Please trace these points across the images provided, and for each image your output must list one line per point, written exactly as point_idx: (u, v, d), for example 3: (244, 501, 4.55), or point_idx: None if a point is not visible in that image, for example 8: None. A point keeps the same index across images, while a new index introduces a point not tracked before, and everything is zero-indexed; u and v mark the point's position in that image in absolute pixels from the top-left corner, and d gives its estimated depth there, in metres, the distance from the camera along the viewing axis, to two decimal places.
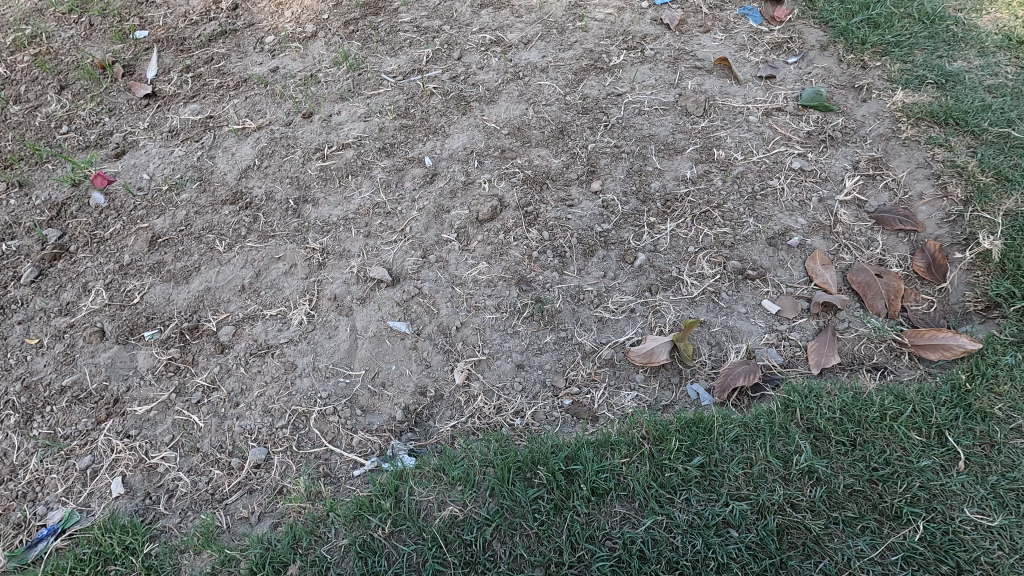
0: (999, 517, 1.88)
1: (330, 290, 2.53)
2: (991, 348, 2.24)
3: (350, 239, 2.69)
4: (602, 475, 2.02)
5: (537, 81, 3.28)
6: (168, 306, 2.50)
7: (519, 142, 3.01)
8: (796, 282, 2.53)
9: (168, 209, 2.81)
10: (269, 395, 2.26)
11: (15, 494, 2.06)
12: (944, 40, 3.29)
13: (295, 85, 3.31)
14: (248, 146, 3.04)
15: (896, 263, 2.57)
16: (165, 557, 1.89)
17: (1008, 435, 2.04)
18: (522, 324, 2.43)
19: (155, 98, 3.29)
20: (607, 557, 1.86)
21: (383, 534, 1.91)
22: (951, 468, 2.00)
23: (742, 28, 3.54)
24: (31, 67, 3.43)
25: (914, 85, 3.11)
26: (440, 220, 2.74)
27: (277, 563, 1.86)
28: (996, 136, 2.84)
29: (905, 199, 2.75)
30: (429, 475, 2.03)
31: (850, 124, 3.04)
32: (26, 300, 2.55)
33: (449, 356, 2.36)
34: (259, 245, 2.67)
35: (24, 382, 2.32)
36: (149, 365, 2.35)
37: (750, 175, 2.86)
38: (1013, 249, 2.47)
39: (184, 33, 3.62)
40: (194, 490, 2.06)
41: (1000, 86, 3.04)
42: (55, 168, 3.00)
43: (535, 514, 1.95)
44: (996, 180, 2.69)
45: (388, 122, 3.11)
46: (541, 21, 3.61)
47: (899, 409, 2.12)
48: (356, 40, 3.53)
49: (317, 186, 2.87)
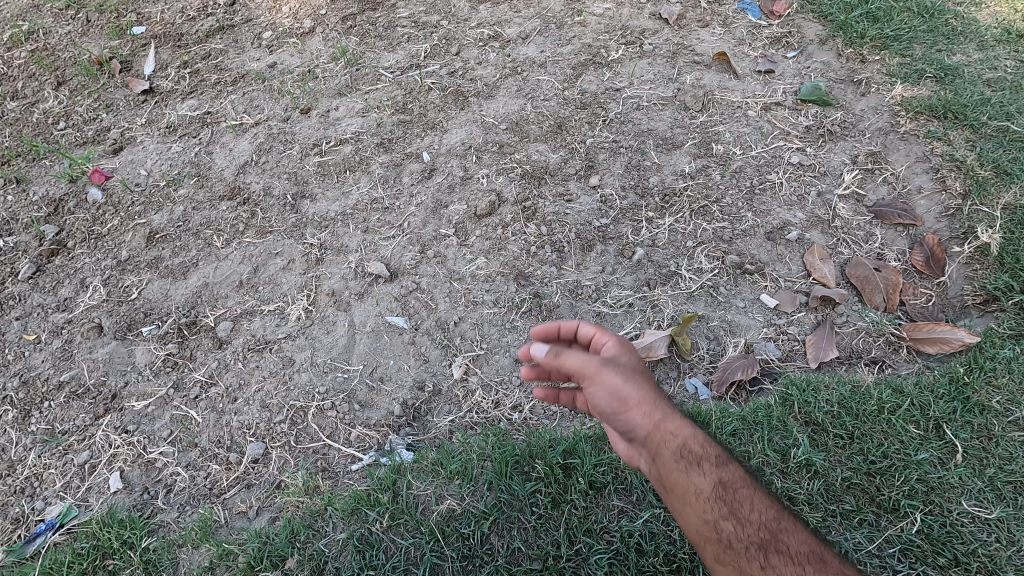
0: (996, 509, 1.88)
1: (328, 286, 2.53)
2: (990, 341, 2.24)
3: (348, 234, 2.69)
4: (600, 468, 2.02)
5: (535, 77, 3.27)
6: (166, 302, 2.50)
7: (517, 137, 3.00)
8: (794, 277, 2.52)
9: (166, 205, 2.81)
10: (267, 390, 2.26)
11: (14, 489, 2.07)
12: (943, 34, 3.28)
13: (293, 81, 3.30)
14: (245, 142, 3.04)
15: (895, 256, 2.56)
16: (164, 551, 1.89)
17: (1006, 428, 2.05)
18: (521, 319, 2.44)
19: (152, 95, 3.28)
20: (604, 550, 1.87)
21: (381, 528, 1.91)
22: (949, 460, 1.99)
23: (741, 23, 3.53)
24: (28, 63, 3.43)
25: (913, 78, 3.10)
26: (438, 215, 2.73)
27: (276, 556, 1.86)
28: (995, 130, 2.84)
29: (904, 193, 2.74)
30: (427, 469, 2.03)
31: (848, 118, 3.03)
32: (24, 296, 2.55)
33: (447, 352, 2.36)
34: (256, 241, 2.67)
35: (23, 377, 2.32)
36: (147, 360, 2.35)
37: (748, 170, 2.86)
38: (1011, 242, 2.47)
39: (181, 29, 3.61)
40: (193, 485, 2.06)
41: (999, 80, 3.03)
42: (52, 164, 3.00)
43: (533, 508, 1.95)
44: (995, 174, 2.68)
45: (385, 118, 3.10)
46: (539, 16, 3.61)
47: (896, 402, 2.12)
48: (354, 35, 3.53)
49: (315, 182, 2.87)
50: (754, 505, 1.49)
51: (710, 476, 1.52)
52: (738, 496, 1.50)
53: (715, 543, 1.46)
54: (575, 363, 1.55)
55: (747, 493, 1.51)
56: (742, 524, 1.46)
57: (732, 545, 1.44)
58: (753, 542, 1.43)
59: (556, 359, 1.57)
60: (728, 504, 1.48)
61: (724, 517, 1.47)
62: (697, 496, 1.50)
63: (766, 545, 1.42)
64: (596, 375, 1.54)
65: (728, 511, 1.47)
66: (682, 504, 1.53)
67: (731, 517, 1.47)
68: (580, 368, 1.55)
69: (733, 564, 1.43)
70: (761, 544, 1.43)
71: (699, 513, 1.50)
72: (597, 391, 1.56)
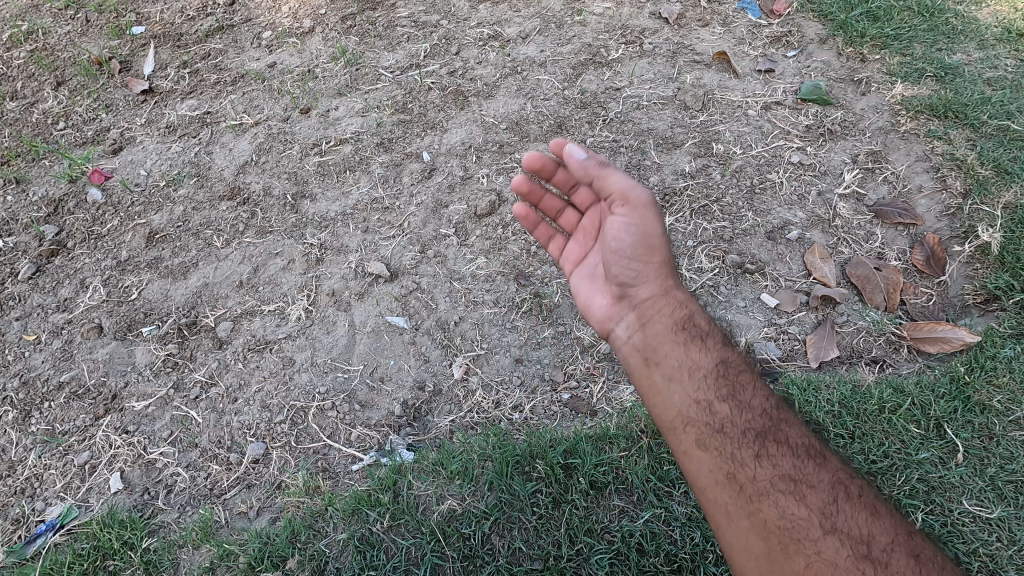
0: (997, 509, 1.89)
1: (328, 286, 2.52)
2: (990, 340, 2.24)
3: (348, 234, 2.68)
4: (601, 468, 2.01)
5: (535, 76, 3.27)
6: (166, 302, 2.50)
7: (517, 136, 3.00)
8: (795, 276, 2.52)
9: (166, 205, 2.81)
10: (268, 390, 2.26)
11: (15, 490, 2.07)
12: (943, 34, 3.28)
13: (292, 81, 3.30)
14: (245, 142, 3.03)
15: (895, 256, 2.55)
16: (165, 551, 1.89)
17: (1007, 427, 2.05)
18: (521, 319, 2.43)
19: (151, 95, 3.28)
20: (605, 550, 1.87)
21: (381, 528, 1.91)
22: (950, 460, 2.00)
23: (741, 22, 3.53)
24: (28, 64, 3.42)
25: (914, 77, 3.10)
26: (438, 215, 2.73)
27: (276, 557, 1.86)
28: (995, 129, 2.84)
29: (904, 192, 2.74)
30: (428, 469, 2.03)
31: (849, 118, 3.03)
32: (24, 296, 2.55)
33: (447, 351, 2.35)
34: (256, 241, 2.67)
35: (23, 378, 2.32)
36: (147, 360, 2.35)
37: (749, 169, 2.85)
38: (1012, 242, 2.47)
39: (180, 29, 3.61)
40: (193, 485, 2.06)
41: (1000, 79, 3.03)
42: (52, 164, 2.99)
43: (534, 508, 1.95)
44: (996, 173, 2.68)
45: (385, 117, 3.10)
46: (539, 15, 3.60)
47: (897, 401, 2.12)
48: (353, 35, 3.52)
49: (315, 182, 2.86)
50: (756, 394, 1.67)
51: (710, 355, 1.73)
52: (739, 377, 1.70)
53: (703, 422, 1.63)
54: (617, 188, 1.71)
55: (751, 382, 1.69)
56: (742, 405, 1.64)
57: (722, 426, 1.61)
58: (744, 427, 1.61)
59: (603, 180, 1.72)
60: (727, 387, 1.67)
61: (726, 398, 1.65)
62: (692, 375, 1.70)
63: (762, 433, 1.60)
64: (637, 203, 1.70)
65: (726, 394, 1.66)
66: (673, 380, 1.71)
67: (729, 399, 1.65)
68: (625, 192, 1.70)
69: (715, 445, 1.59)
70: (758, 430, 1.61)
71: (688, 390, 1.68)
72: (630, 220, 1.72)
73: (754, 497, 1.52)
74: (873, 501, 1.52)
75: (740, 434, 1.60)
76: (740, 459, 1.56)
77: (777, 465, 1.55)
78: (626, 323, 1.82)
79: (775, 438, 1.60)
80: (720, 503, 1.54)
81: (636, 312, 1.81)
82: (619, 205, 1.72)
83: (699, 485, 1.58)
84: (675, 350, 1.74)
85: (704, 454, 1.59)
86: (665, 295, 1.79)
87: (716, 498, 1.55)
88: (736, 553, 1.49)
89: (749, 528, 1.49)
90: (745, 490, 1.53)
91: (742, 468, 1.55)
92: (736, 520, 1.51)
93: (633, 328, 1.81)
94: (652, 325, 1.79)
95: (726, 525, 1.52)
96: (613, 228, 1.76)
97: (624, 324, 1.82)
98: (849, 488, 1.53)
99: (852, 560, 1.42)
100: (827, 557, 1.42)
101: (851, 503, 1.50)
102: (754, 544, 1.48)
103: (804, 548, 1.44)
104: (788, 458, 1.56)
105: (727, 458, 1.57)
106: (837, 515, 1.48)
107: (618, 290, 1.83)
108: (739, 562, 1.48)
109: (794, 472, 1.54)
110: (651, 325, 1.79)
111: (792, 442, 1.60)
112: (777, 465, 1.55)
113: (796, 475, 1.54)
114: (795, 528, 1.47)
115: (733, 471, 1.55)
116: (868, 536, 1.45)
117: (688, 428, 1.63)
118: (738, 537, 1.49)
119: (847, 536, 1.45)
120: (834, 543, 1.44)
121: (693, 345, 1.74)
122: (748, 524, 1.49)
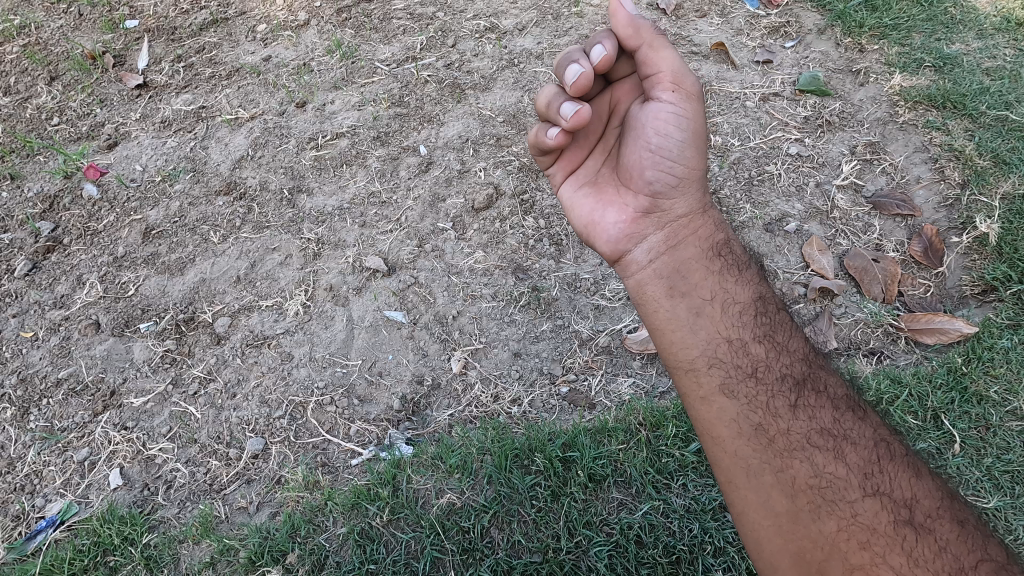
0: (994, 499, 1.91)
1: (326, 281, 2.52)
2: (988, 331, 2.25)
3: (344, 229, 2.67)
4: (599, 461, 2.01)
5: (532, 68, 3.25)
6: (162, 298, 2.49)
7: (514, 129, 2.99)
8: (793, 268, 2.52)
9: (162, 201, 2.80)
10: (266, 386, 2.26)
11: (14, 486, 2.07)
12: (942, 23, 3.27)
13: (287, 74, 3.27)
14: (240, 136, 3.02)
15: (893, 247, 2.55)
16: (165, 547, 1.90)
17: (1004, 417, 2.07)
18: (519, 312, 2.44)
19: (144, 89, 3.26)
20: (604, 542, 1.87)
21: (381, 522, 1.92)
22: (947, 451, 2.02)
23: (738, 12, 3.50)
24: (19, 58, 3.39)
25: (913, 67, 3.09)
26: (435, 209, 2.72)
27: (277, 551, 1.86)
28: (993, 119, 2.83)
29: (902, 183, 2.73)
30: (427, 464, 2.04)
31: (847, 109, 3.02)
32: (21, 294, 2.54)
33: (446, 345, 2.35)
34: (253, 236, 2.66)
35: (20, 375, 2.31)
36: (145, 357, 2.34)
37: (747, 161, 2.84)
38: (1009, 233, 2.47)
39: (174, 23, 3.58)
40: (193, 481, 2.06)
41: (998, 69, 3.03)
42: (46, 160, 2.97)
43: (533, 501, 1.95)
44: (994, 164, 2.68)
45: (382, 111, 3.08)
46: (536, 7, 3.59)
47: (895, 392, 2.13)
48: (349, 28, 3.50)
49: (312, 176, 2.85)
50: (792, 341, 1.57)
51: (746, 289, 1.63)
52: (774, 320, 1.60)
53: (734, 366, 1.51)
54: (671, 68, 1.59)
55: (785, 327, 1.60)
56: (779, 349, 1.54)
57: (754, 372, 1.50)
58: (779, 375, 1.50)
59: (659, 53, 1.59)
60: (763, 330, 1.56)
61: (765, 338, 1.55)
62: (726, 312, 1.58)
63: (799, 382, 1.50)
64: (688, 88, 1.61)
65: (762, 336, 1.55)
66: (704, 314, 1.58)
67: (765, 343, 1.54)
68: (677, 76, 1.60)
69: (746, 393, 1.47)
70: (796, 379, 1.50)
71: (720, 328, 1.56)
72: (679, 111, 1.60)
73: (784, 451, 1.41)
74: (916, 462, 1.41)
75: (774, 382, 1.49)
76: (774, 409, 1.46)
77: (813, 418, 1.44)
78: (651, 245, 1.66)
79: (813, 388, 1.49)
80: (743, 455, 1.42)
81: (664, 231, 1.67)
82: (667, 90, 1.60)
83: (722, 434, 1.46)
84: (707, 283, 1.62)
85: (731, 402, 1.47)
86: (695, 219, 1.69)
87: (740, 453, 1.43)
88: (755, 508, 1.38)
89: (775, 486, 1.38)
90: (776, 443, 1.42)
91: (777, 421, 1.44)
92: (761, 474, 1.40)
93: (658, 250, 1.66)
94: (682, 249, 1.66)
95: (746, 479, 1.40)
96: (655, 119, 1.61)
97: (647, 244, 1.66)
98: (890, 447, 1.42)
99: (892, 524, 1.30)
100: (864, 520, 1.31)
101: (894, 464, 1.38)
102: (778, 501, 1.37)
103: (837, 508, 1.33)
104: (827, 411, 1.45)
105: (758, 408, 1.46)
106: (879, 476, 1.37)
107: (647, 203, 1.66)
108: (756, 518, 1.38)
109: (833, 426, 1.43)
110: (680, 250, 1.66)
111: (831, 395, 1.49)
112: (813, 418, 1.44)
113: (835, 429, 1.43)
114: (829, 487, 1.36)
115: (764, 422, 1.44)
116: (910, 499, 1.33)
117: (715, 371, 1.51)
118: (760, 493, 1.39)
119: (887, 497, 1.33)
120: (872, 505, 1.33)
121: (726, 279, 1.63)
122: (773, 480, 1.39)
